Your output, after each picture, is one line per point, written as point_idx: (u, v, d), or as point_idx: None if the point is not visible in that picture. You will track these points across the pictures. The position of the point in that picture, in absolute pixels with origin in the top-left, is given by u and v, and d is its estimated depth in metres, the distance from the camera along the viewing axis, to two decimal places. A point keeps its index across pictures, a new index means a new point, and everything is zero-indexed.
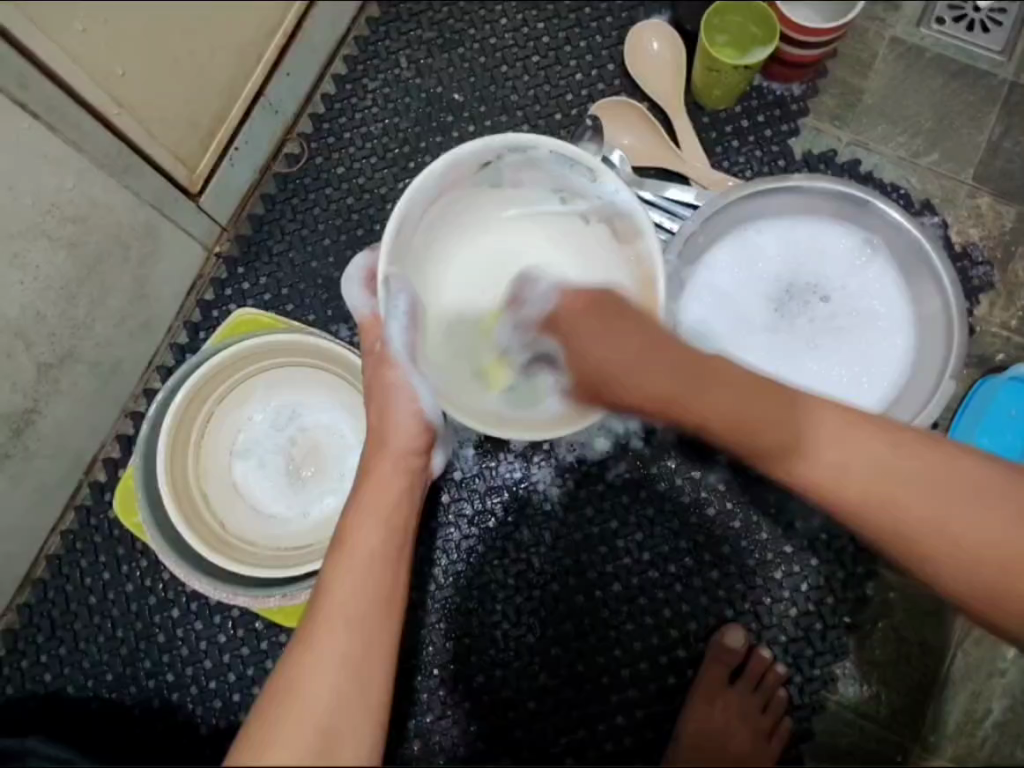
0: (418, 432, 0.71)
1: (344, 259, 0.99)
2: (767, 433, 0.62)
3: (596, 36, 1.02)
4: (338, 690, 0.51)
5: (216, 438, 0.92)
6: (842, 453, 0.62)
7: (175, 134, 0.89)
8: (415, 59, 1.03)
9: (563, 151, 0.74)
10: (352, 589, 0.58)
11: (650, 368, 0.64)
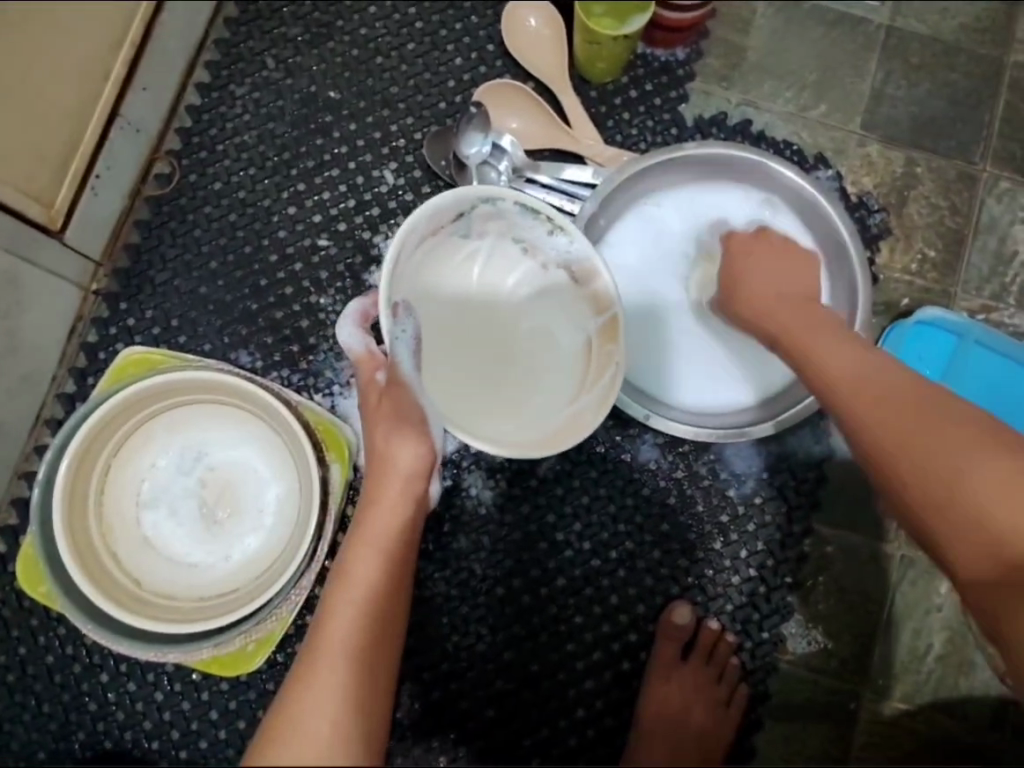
0: (421, 457, 0.70)
1: (235, 281, 0.94)
2: (824, 354, 0.70)
3: (470, 17, 0.98)
4: (335, 719, 0.51)
5: (117, 491, 0.86)
6: (885, 382, 0.67)
7: (23, 170, 0.81)
8: (283, 58, 0.97)
9: (527, 201, 0.77)
10: (353, 621, 0.59)
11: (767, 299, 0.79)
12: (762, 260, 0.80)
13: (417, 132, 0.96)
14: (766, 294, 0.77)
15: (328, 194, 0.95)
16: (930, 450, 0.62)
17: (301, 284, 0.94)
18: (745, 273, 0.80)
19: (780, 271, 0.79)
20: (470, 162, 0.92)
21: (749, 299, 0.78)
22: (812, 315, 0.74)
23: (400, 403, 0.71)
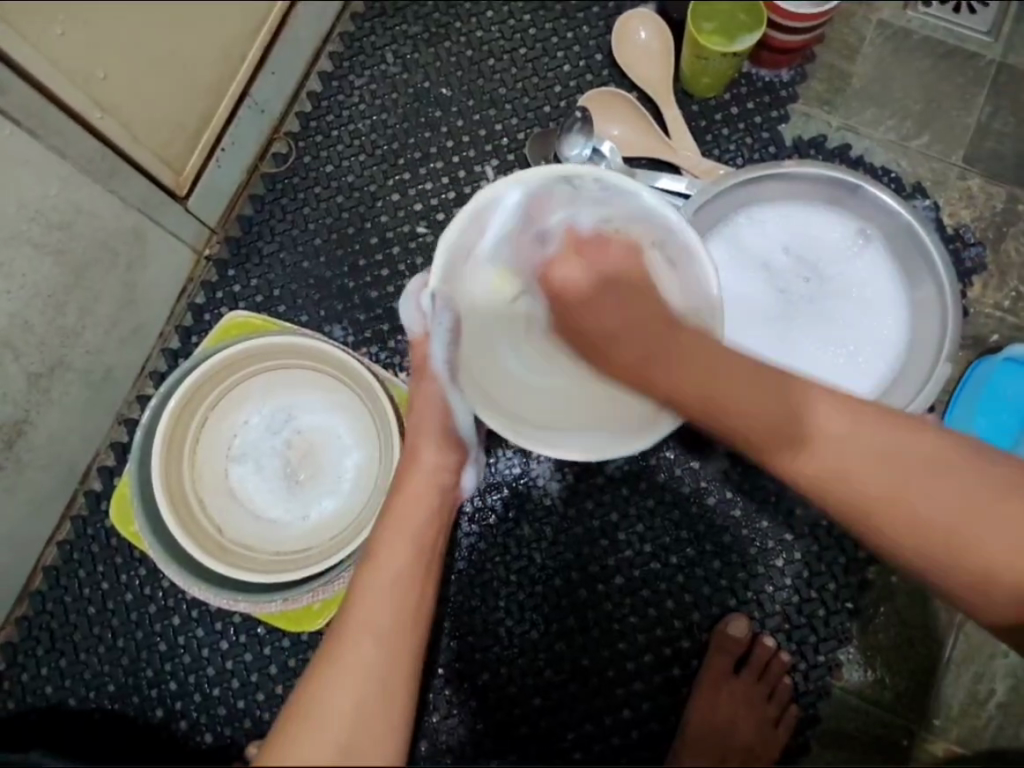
0: (451, 448, 0.72)
1: (336, 259, 0.99)
2: (757, 423, 0.63)
3: (583, 27, 1.02)
4: (366, 694, 0.51)
5: (208, 441, 0.91)
6: (842, 448, 0.62)
7: (160, 137, 0.89)
8: (402, 54, 1.03)
9: (608, 178, 0.75)
10: (386, 594, 0.58)
11: (631, 338, 0.68)
12: (594, 291, 0.71)
13: (520, 132, 1.00)
14: (635, 344, 0.68)
15: (430, 184, 1.00)
16: (872, 480, 0.61)
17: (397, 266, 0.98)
18: (594, 321, 0.70)
19: (596, 297, 0.71)
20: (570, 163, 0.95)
21: (614, 356, 0.69)
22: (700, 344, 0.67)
23: (423, 379, 0.74)
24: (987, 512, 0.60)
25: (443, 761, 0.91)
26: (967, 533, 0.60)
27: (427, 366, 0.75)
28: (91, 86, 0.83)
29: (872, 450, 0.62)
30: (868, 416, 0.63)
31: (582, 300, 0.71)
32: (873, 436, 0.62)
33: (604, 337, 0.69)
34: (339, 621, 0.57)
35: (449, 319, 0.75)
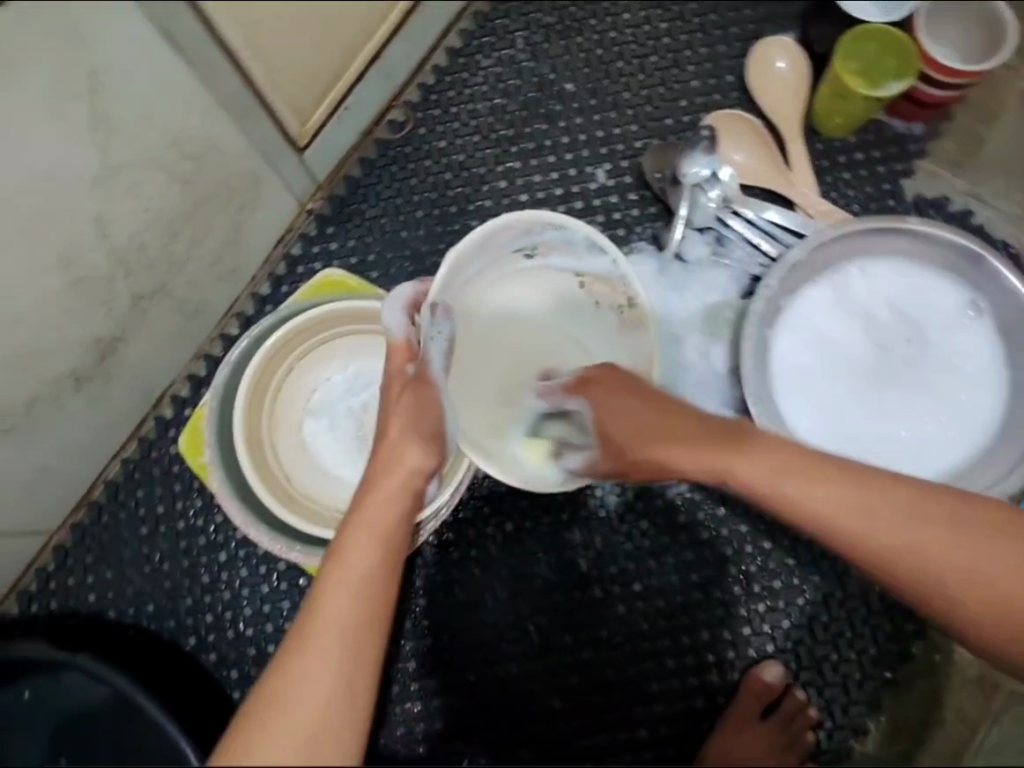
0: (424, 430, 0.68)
1: (433, 235, 0.99)
2: (742, 463, 0.63)
3: (718, 45, 1.01)
4: (319, 712, 0.47)
5: (289, 391, 0.92)
6: (840, 500, 0.61)
7: (296, 89, 0.85)
8: (532, 41, 1.02)
9: (597, 236, 0.84)
10: (350, 599, 0.53)
11: (653, 430, 0.67)
12: (614, 399, 0.71)
13: (638, 140, 0.99)
14: (633, 429, 0.69)
15: (539, 176, 1.00)
16: (840, 515, 0.61)
17: None
18: (608, 408, 0.71)
19: (604, 392, 0.72)
20: (686, 181, 0.94)
21: (627, 446, 0.69)
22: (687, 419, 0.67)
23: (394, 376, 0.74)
24: (975, 544, 0.60)
25: (455, 743, 0.91)
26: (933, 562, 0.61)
27: (403, 375, 0.74)
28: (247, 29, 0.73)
29: (896, 507, 0.61)
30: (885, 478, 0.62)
31: (608, 393, 0.72)
32: (888, 495, 0.61)
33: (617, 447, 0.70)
34: (298, 622, 0.52)
35: (445, 331, 0.80)
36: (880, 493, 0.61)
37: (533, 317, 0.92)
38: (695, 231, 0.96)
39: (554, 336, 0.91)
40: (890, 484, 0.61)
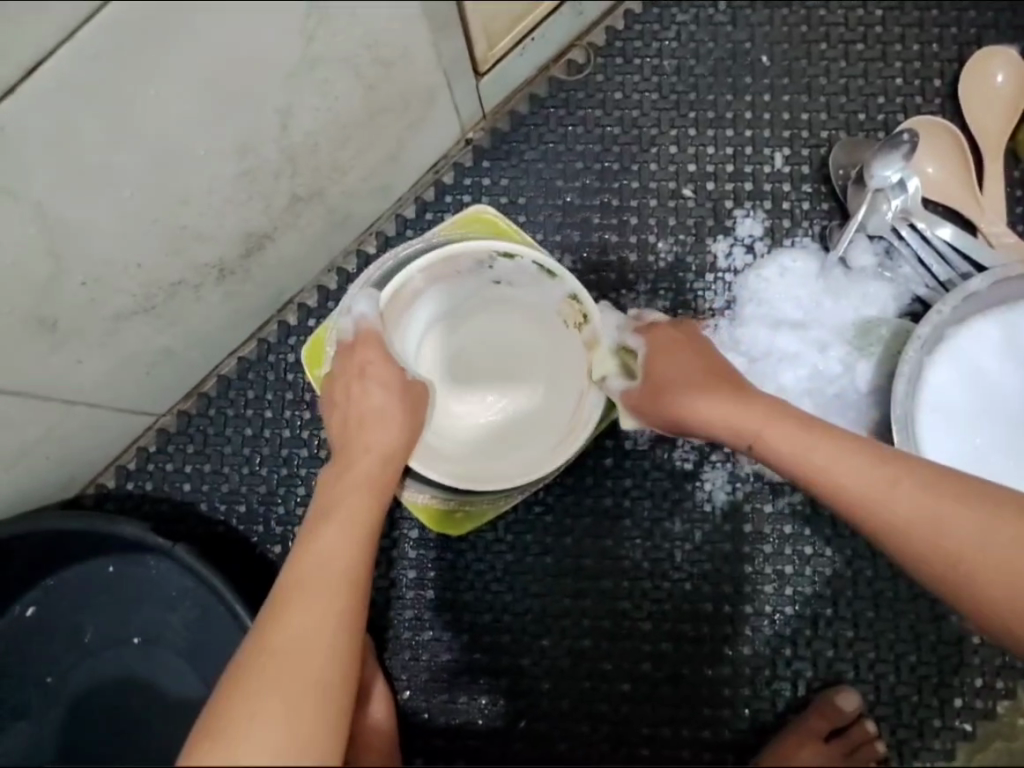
0: (411, 417, 0.76)
1: (589, 190, 0.96)
2: (770, 433, 0.74)
3: (933, 44, 0.94)
4: (309, 640, 0.58)
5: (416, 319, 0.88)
6: (851, 479, 0.70)
7: (493, 10, 0.82)
8: (734, 5, 0.96)
9: (544, 262, 0.85)
10: (337, 549, 0.64)
11: (711, 393, 0.78)
12: (683, 366, 0.81)
13: (824, 130, 0.93)
14: (693, 388, 0.79)
15: (711, 149, 0.95)
16: (822, 470, 0.72)
17: (646, 218, 0.95)
18: (666, 372, 0.81)
19: (672, 362, 0.82)
20: (871, 185, 0.87)
21: (690, 409, 0.78)
22: (740, 393, 0.78)
23: (383, 362, 0.78)
24: (946, 508, 0.68)
25: (516, 703, 0.91)
26: (911, 523, 0.68)
27: (365, 364, 0.78)
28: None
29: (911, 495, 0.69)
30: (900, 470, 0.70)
31: (667, 354, 0.83)
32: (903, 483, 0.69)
33: (692, 411, 0.78)
34: (288, 576, 0.63)
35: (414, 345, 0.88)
36: (851, 466, 0.71)
37: (506, 340, 0.89)
38: (866, 237, 0.91)
39: (523, 362, 0.89)
40: (894, 472, 0.70)
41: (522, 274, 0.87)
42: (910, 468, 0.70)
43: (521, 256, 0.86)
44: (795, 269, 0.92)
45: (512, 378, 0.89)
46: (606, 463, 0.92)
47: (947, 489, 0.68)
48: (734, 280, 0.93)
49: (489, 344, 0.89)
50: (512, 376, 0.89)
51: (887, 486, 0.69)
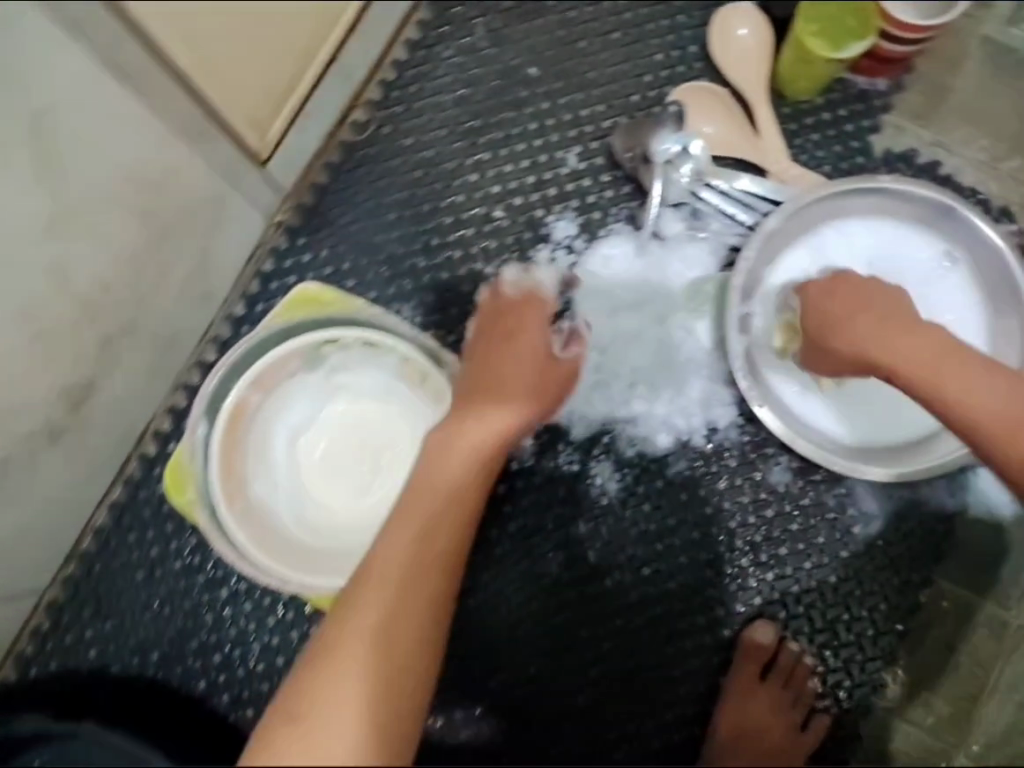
0: (551, 389, 0.83)
1: (408, 237, 0.97)
2: (858, 333, 0.76)
3: (679, 16, 0.99)
4: (377, 664, 0.55)
5: (268, 420, 0.86)
6: (909, 358, 0.74)
7: (252, 100, 0.83)
8: (492, 28, 0.99)
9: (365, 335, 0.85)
10: (403, 549, 0.63)
11: (866, 317, 0.77)
12: (858, 297, 0.79)
13: (605, 121, 0.98)
14: (839, 320, 0.78)
15: (510, 167, 0.97)
16: (886, 354, 0.75)
17: (469, 249, 0.97)
18: (846, 316, 0.78)
19: (851, 303, 0.78)
20: (658, 159, 0.93)
21: (832, 344, 0.78)
22: (875, 315, 0.77)
23: (533, 334, 0.84)
24: (998, 390, 0.71)
25: (481, 750, 0.91)
26: (969, 397, 0.71)
27: (493, 341, 0.83)
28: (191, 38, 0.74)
29: (978, 374, 0.72)
30: (961, 357, 0.73)
31: (828, 288, 0.80)
32: (967, 367, 0.72)
33: (867, 347, 0.76)
34: (359, 583, 0.61)
35: (283, 455, 0.87)
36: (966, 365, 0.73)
37: (364, 420, 0.88)
38: (671, 207, 0.95)
39: (388, 435, 0.88)
40: (947, 356, 0.73)
41: (352, 352, 0.87)
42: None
43: (343, 337, 0.86)
44: (617, 254, 0.95)
45: (381, 455, 0.87)
46: (499, 490, 0.93)
47: (983, 367, 0.72)
48: (565, 281, 0.95)
49: (350, 429, 0.88)
50: (380, 454, 0.87)
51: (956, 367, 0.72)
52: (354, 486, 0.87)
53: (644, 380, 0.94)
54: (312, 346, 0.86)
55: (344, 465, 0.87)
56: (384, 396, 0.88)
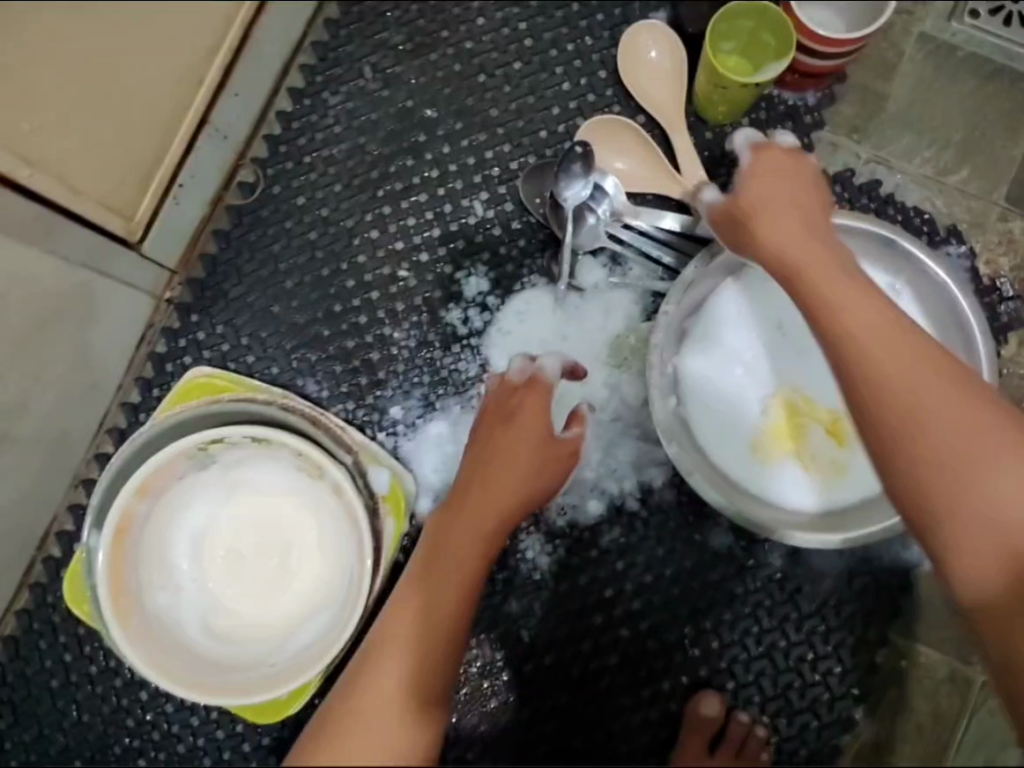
0: (548, 476, 0.74)
1: (309, 304, 0.90)
2: (825, 275, 0.62)
3: (585, 38, 0.90)
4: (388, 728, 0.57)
5: (159, 528, 0.81)
6: (877, 338, 0.60)
7: (106, 182, 0.79)
8: (382, 67, 0.91)
9: (252, 431, 0.79)
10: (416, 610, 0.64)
11: (837, 266, 0.63)
12: (781, 182, 0.67)
13: (513, 161, 0.90)
14: (798, 239, 0.64)
15: (413, 219, 0.90)
16: (844, 317, 0.61)
17: (376, 314, 0.90)
18: (779, 200, 0.66)
19: (798, 219, 0.66)
20: (568, 205, 0.85)
21: (764, 234, 0.65)
22: (817, 252, 0.64)
23: (538, 414, 0.74)
24: (964, 443, 0.57)
25: None
26: (915, 421, 0.58)
27: (515, 411, 0.74)
28: (12, 137, 0.71)
29: (948, 410, 0.58)
30: (949, 385, 0.59)
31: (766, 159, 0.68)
32: (949, 397, 0.58)
33: (793, 251, 0.64)
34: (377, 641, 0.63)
35: (188, 559, 0.82)
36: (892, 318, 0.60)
37: (267, 515, 0.83)
38: (588, 254, 0.88)
39: (294, 528, 0.83)
40: (924, 366, 0.59)
41: (245, 447, 0.81)
42: (955, 378, 0.60)
43: (229, 434, 0.80)
44: (531, 309, 0.89)
45: (289, 550, 0.82)
46: None
47: (959, 410, 0.58)
48: (480, 342, 0.89)
49: (254, 526, 0.83)
50: (287, 549, 0.82)
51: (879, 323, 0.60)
52: (264, 585, 0.82)
53: None
54: (200, 446, 0.80)
55: (250, 564, 0.82)
56: (286, 488, 0.83)
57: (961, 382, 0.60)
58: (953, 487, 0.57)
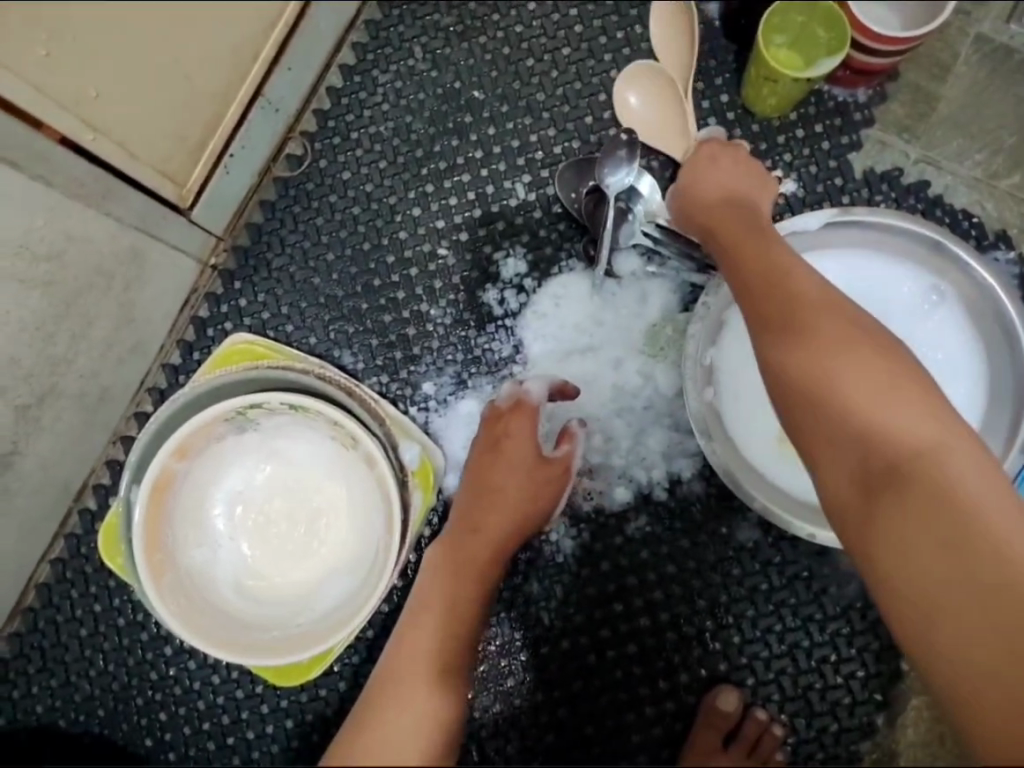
0: (540, 497, 0.78)
1: (348, 278, 0.91)
2: (769, 271, 0.65)
3: (635, 26, 0.91)
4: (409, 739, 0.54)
5: (192, 490, 0.82)
6: (830, 332, 0.61)
7: (160, 150, 0.82)
8: (431, 48, 0.92)
9: (291, 400, 0.81)
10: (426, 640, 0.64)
11: (791, 266, 0.65)
12: (738, 203, 0.72)
13: (557, 146, 0.91)
14: (754, 239, 0.68)
15: (455, 199, 0.91)
16: (792, 312, 0.62)
17: (413, 289, 0.91)
18: (732, 214, 0.71)
19: (749, 226, 0.70)
20: (609, 191, 0.85)
21: (719, 232, 0.70)
22: (768, 249, 0.67)
23: (525, 439, 0.79)
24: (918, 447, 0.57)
25: None
26: (860, 414, 0.58)
27: (505, 436, 0.79)
28: (76, 102, 0.74)
29: (899, 416, 0.58)
30: (904, 392, 0.59)
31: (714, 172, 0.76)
32: (902, 402, 0.58)
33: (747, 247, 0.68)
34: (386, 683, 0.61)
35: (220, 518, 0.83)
36: (805, 299, 0.63)
37: (299, 482, 0.84)
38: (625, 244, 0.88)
39: (324, 496, 0.84)
40: (874, 367, 0.60)
41: (282, 415, 0.82)
42: (915, 388, 0.59)
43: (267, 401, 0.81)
44: (567, 294, 0.89)
45: (318, 518, 0.84)
46: None
47: (917, 419, 0.58)
48: (515, 323, 0.89)
49: (285, 491, 0.84)
50: (315, 517, 0.84)
51: (811, 309, 0.62)
52: (291, 550, 0.83)
53: (601, 429, 0.87)
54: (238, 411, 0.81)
55: (278, 529, 0.83)
56: (318, 457, 0.84)
57: (925, 393, 0.59)
58: (897, 492, 0.57)
